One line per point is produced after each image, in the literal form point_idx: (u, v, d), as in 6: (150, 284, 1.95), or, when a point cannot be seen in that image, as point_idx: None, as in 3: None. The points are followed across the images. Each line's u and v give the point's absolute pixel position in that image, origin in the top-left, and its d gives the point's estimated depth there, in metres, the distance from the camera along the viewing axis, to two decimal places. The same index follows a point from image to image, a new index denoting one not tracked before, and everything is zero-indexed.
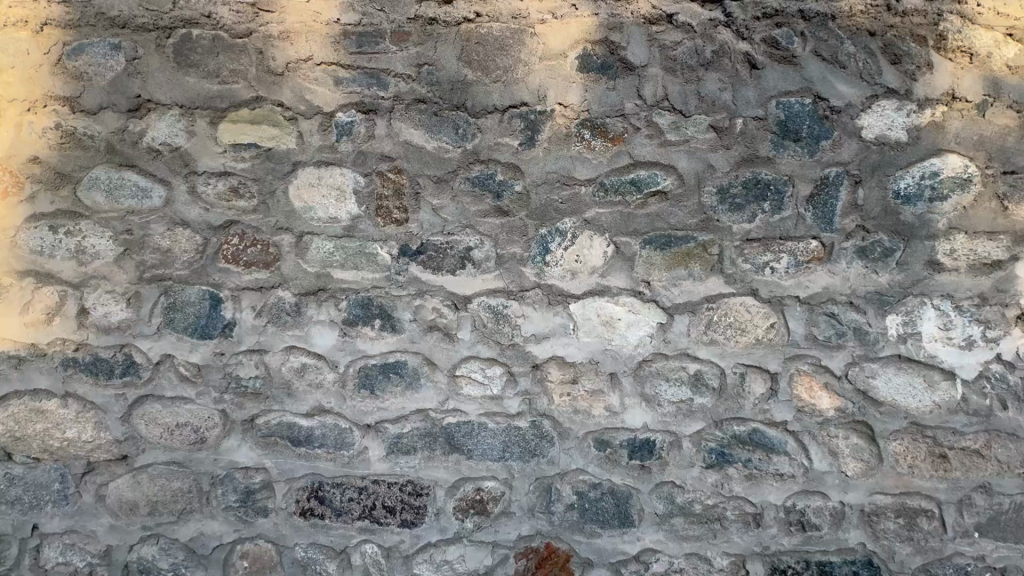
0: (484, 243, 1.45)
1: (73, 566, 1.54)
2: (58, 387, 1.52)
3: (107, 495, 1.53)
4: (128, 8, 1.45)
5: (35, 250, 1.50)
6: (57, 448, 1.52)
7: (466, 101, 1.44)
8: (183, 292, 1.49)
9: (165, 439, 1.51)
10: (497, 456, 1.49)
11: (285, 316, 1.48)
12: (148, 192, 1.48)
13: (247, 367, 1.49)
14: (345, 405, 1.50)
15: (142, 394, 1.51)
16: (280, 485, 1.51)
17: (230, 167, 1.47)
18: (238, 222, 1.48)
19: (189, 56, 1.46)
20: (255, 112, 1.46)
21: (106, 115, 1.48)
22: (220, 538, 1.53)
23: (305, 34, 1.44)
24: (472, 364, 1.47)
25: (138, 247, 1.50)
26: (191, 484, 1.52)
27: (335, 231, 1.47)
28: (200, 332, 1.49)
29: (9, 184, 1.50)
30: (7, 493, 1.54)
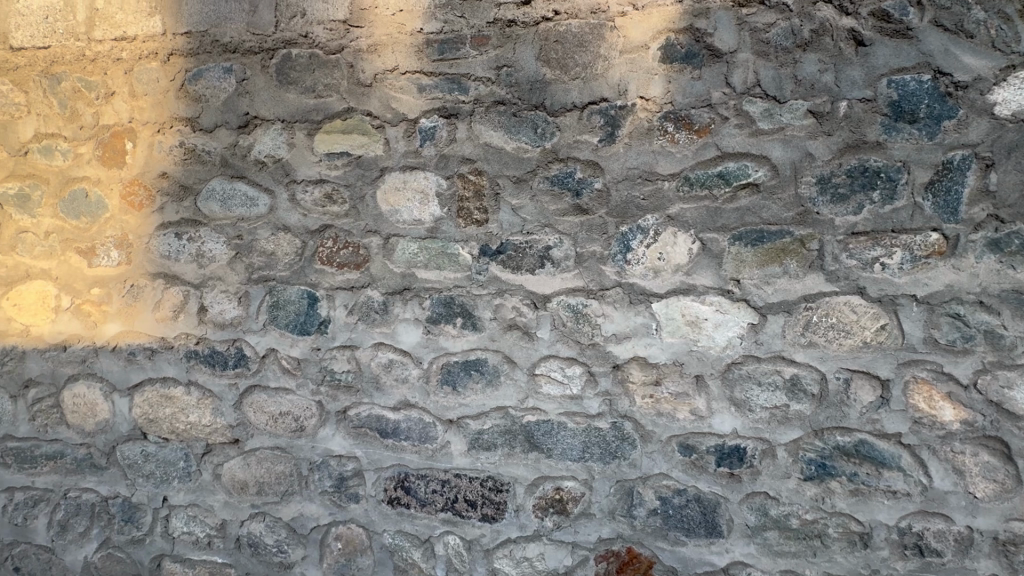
0: (564, 241, 1.45)
1: (196, 535, 1.74)
2: (182, 375, 1.71)
3: (222, 474, 1.70)
4: (238, 34, 1.61)
5: (164, 254, 1.70)
6: (181, 430, 1.71)
7: (545, 101, 1.44)
8: (285, 292, 1.63)
9: (270, 426, 1.65)
10: (577, 457, 1.48)
11: (374, 314, 1.57)
12: (255, 200, 1.63)
13: (340, 362, 1.59)
14: (429, 400, 1.55)
15: (251, 385, 1.66)
16: (369, 473, 1.60)
17: (324, 175, 1.58)
18: (332, 226, 1.58)
19: (289, 74, 1.58)
20: (346, 122, 1.55)
21: (221, 132, 1.64)
22: (317, 519, 1.65)
23: (391, 46, 1.52)
24: (552, 363, 1.47)
25: (247, 251, 1.65)
26: (292, 468, 1.65)
27: (419, 233, 1.53)
28: (300, 329, 1.62)
29: (143, 197, 1.71)
30: (143, 467, 1.76)
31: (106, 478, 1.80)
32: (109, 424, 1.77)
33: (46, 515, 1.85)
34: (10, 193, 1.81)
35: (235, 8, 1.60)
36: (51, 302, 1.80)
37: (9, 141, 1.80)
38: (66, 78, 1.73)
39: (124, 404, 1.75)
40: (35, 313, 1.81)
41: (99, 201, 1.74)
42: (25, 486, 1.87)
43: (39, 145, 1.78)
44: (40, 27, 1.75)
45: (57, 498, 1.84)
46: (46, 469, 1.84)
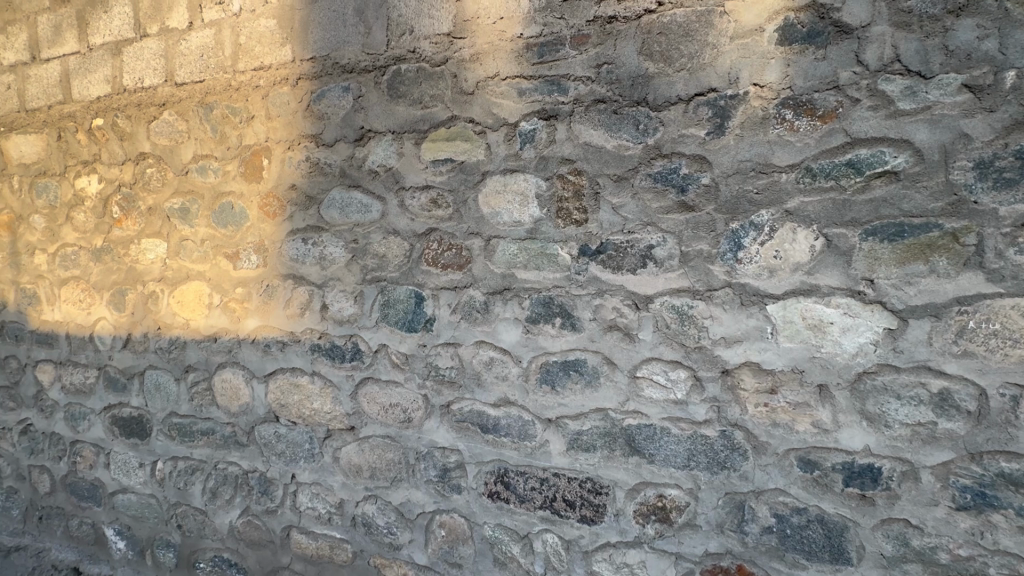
0: (667, 240, 1.40)
1: (318, 511, 1.92)
2: (308, 366, 1.90)
3: (341, 458, 1.87)
4: (355, 55, 1.76)
5: (293, 257, 1.91)
6: (307, 415, 1.91)
7: (647, 96, 1.40)
8: (395, 291, 1.74)
9: (382, 416, 1.78)
10: (681, 464, 1.42)
11: (475, 313, 1.62)
12: (369, 207, 1.77)
13: (444, 358, 1.67)
14: (528, 399, 1.58)
15: (366, 377, 1.80)
16: (471, 467, 1.67)
17: (430, 181, 1.67)
18: (437, 229, 1.67)
19: (399, 89, 1.69)
20: (450, 130, 1.63)
21: (340, 146, 1.80)
22: (423, 506, 1.75)
23: (492, 53, 1.56)
24: (655, 365, 1.42)
25: (362, 254, 1.79)
26: (401, 456, 1.77)
27: (519, 234, 1.56)
28: (408, 326, 1.72)
29: (276, 207, 1.93)
30: (276, 446, 1.98)
31: (246, 454, 2.05)
32: (249, 407, 2.02)
33: (201, 482, 2.16)
34: (175, 207, 2.14)
35: (352, 32, 1.75)
36: (205, 300, 2.09)
37: (175, 163, 2.13)
38: (217, 106, 2.01)
39: (261, 389, 1.99)
40: (193, 308, 2.12)
41: (241, 212, 1.99)
42: (186, 456, 2.19)
43: (196, 165, 2.08)
44: (198, 64, 2.04)
45: (209, 468, 2.14)
46: (201, 443, 2.14)
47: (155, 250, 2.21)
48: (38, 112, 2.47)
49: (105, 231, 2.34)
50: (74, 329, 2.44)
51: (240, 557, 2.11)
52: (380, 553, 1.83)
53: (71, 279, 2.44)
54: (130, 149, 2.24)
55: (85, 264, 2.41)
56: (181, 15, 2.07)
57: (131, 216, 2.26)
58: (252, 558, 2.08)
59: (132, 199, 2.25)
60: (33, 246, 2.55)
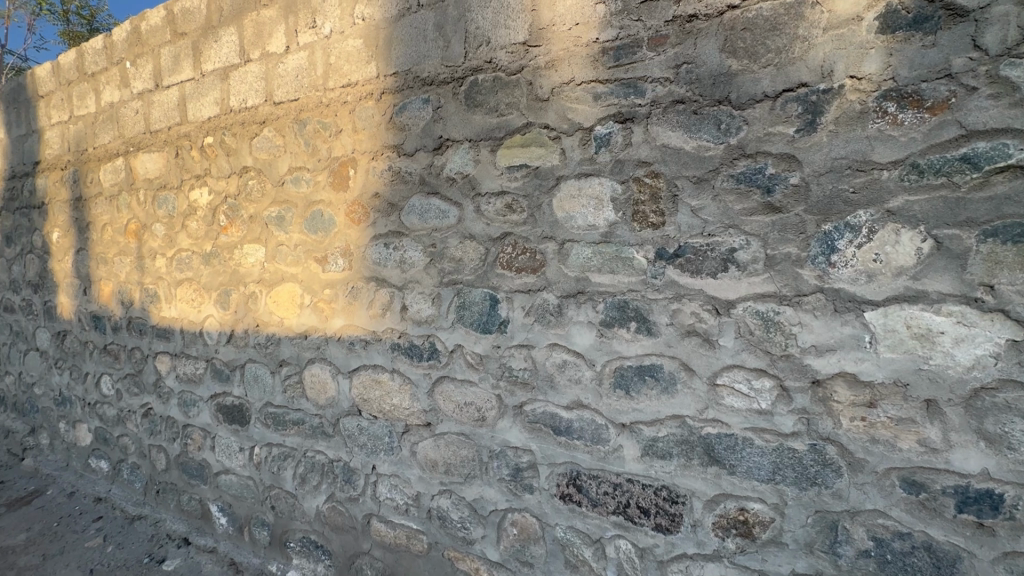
0: (751, 243, 1.34)
1: (396, 502, 2.03)
2: (388, 363, 2.01)
3: (418, 452, 1.96)
4: (435, 68, 1.84)
5: (376, 261, 2.03)
6: (387, 410, 2.01)
7: (730, 94, 1.36)
8: (470, 294, 1.80)
9: (457, 414, 1.84)
10: (765, 477, 1.36)
11: (549, 315, 1.64)
12: (447, 212, 1.84)
13: (517, 360, 1.70)
14: (602, 403, 1.57)
15: (442, 376, 1.87)
16: (543, 468, 1.69)
17: (505, 187, 1.71)
18: (512, 233, 1.71)
19: (476, 98, 1.76)
20: (525, 136, 1.66)
21: (420, 155, 1.89)
22: (496, 504, 1.79)
23: (567, 59, 1.58)
24: (737, 373, 1.37)
25: (440, 257, 1.87)
26: (474, 453, 1.82)
27: (594, 237, 1.56)
28: (483, 327, 1.77)
29: (361, 214, 2.06)
30: (358, 438, 2.11)
31: (332, 444, 2.20)
32: (335, 400, 2.16)
33: (292, 468, 2.35)
34: (273, 215, 2.35)
35: (432, 46, 1.84)
36: (297, 300, 2.27)
37: (273, 175, 2.34)
38: (310, 122, 2.18)
39: (346, 384, 2.13)
40: (287, 308, 2.31)
41: (330, 219, 2.15)
42: (279, 443, 2.39)
43: (291, 176, 2.27)
44: (293, 84, 2.23)
45: (299, 455, 2.32)
46: (292, 431, 2.33)
47: (256, 254, 2.43)
48: (160, 133, 2.80)
49: (213, 237, 2.61)
50: (187, 324, 2.73)
51: (325, 540, 2.26)
52: (453, 546, 1.90)
53: (185, 280, 2.75)
54: (235, 164, 2.48)
55: (196, 267, 2.69)
56: (279, 40, 2.27)
57: (236, 224, 2.50)
58: (336, 541, 2.23)
59: (236, 209, 2.50)
60: (154, 251, 2.90)
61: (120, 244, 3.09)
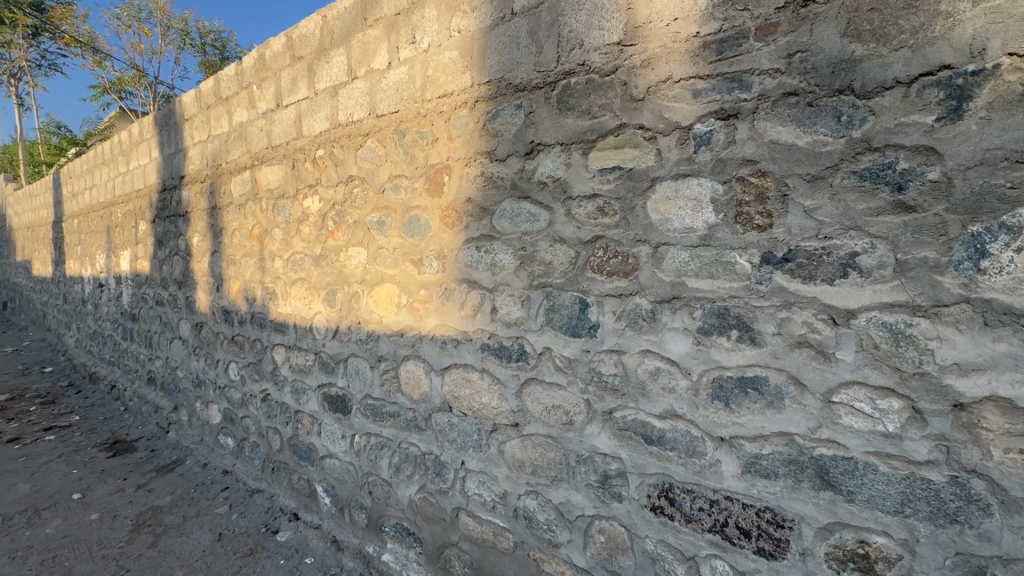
0: (877, 246, 1.21)
1: (484, 498, 2.08)
2: (477, 363, 2.06)
3: (505, 451, 1.99)
4: (528, 74, 1.87)
5: (468, 264, 2.09)
6: (477, 408, 2.07)
7: (853, 83, 1.23)
8: (559, 297, 1.79)
9: (544, 417, 1.85)
10: (891, 509, 1.22)
11: (642, 321, 1.59)
12: (537, 216, 1.85)
13: (607, 365, 1.67)
14: (698, 414, 1.50)
15: (530, 377, 1.88)
16: (633, 477, 1.64)
17: (597, 189, 1.69)
18: (603, 236, 1.68)
19: (569, 102, 1.76)
20: (618, 138, 1.63)
21: (511, 160, 1.93)
22: (583, 509, 1.77)
23: (664, 56, 1.53)
24: (857, 391, 1.24)
25: (529, 260, 1.88)
26: (562, 457, 1.82)
27: (692, 240, 1.49)
28: (572, 331, 1.75)
29: (454, 218, 2.14)
30: (449, 434, 2.20)
31: (424, 437, 2.31)
32: (428, 395, 2.27)
33: (388, 457, 2.50)
34: (374, 220, 2.52)
35: (525, 53, 1.87)
36: (395, 300, 2.42)
37: (375, 183, 2.51)
38: (409, 132, 2.31)
39: (438, 381, 2.22)
40: (386, 307, 2.47)
41: (426, 223, 2.26)
42: (376, 433, 2.56)
43: (392, 184, 2.42)
44: (394, 97, 2.38)
45: (394, 446, 2.47)
46: (388, 423, 2.48)
47: (359, 256, 2.62)
48: (280, 148, 3.12)
49: (323, 241, 2.86)
50: (299, 320, 3.02)
51: (417, 528, 2.39)
52: (539, 547, 1.91)
53: (298, 280, 3.04)
54: (342, 173, 2.70)
55: (308, 268, 2.96)
56: (382, 57, 2.44)
57: (342, 229, 2.72)
58: (426, 530, 2.34)
59: (343, 215, 2.72)
60: (273, 253, 3.24)
61: (246, 247, 3.49)
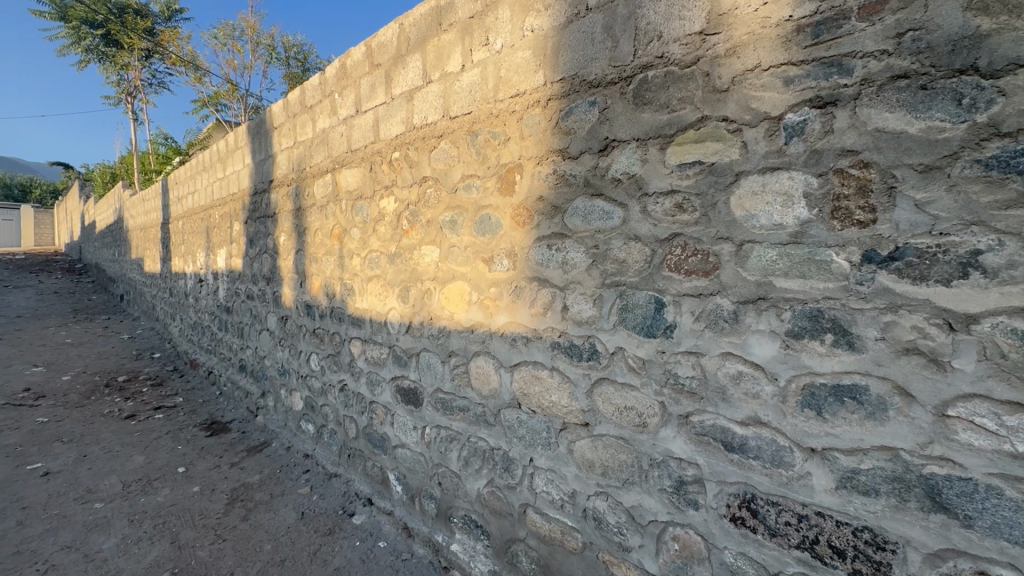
0: (1006, 243, 1.09)
1: (552, 496, 2.09)
2: (547, 361, 2.06)
3: (575, 450, 1.98)
4: (602, 69, 1.84)
5: (538, 262, 2.09)
6: (546, 406, 2.08)
7: (978, 61, 1.11)
8: (634, 296, 1.74)
9: (616, 417, 1.82)
10: (1019, 539, 1.10)
11: (723, 322, 1.52)
12: (611, 214, 1.82)
13: (684, 367, 1.61)
14: (786, 422, 1.41)
15: (601, 377, 1.86)
16: (712, 485, 1.58)
17: (676, 185, 1.63)
18: (681, 234, 1.62)
19: (646, 96, 1.71)
20: (699, 131, 1.57)
21: (584, 157, 1.90)
22: (655, 515, 1.72)
23: (752, 43, 1.45)
24: (979, 405, 1.12)
25: (602, 259, 1.85)
26: (634, 459, 1.78)
27: (781, 237, 1.41)
28: (646, 331, 1.71)
29: (525, 217, 2.15)
30: (518, 430, 2.22)
31: (493, 432, 2.35)
32: (497, 392, 2.30)
33: (457, 450, 2.57)
34: (447, 219, 2.59)
35: (600, 48, 1.85)
36: (465, 297, 2.47)
37: (448, 184, 2.58)
38: (482, 133, 2.35)
39: (507, 378, 2.25)
40: (457, 304, 2.53)
41: (497, 222, 2.29)
42: (446, 426, 2.63)
43: (464, 183, 2.47)
44: (467, 99, 2.43)
45: (463, 439, 2.53)
46: (458, 417, 2.54)
47: (432, 254, 2.71)
48: (359, 152, 3.29)
49: (397, 240, 2.98)
50: (375, 315, 3.17)
51: (485, 521, 2.43)
52: (609, 549, 1.88)
53: (375, 276, 3.19)
54: (417, 174, 2.80)
55: (383, 265, 3.10)
56: (456, 60, 2.50)
57: (416, 228, 2.82)
58: (494, 524, 2.38)
59: (416, 214, 2.82)
60: (351, 252, 3.42)
61: (326, 246, 3.71)
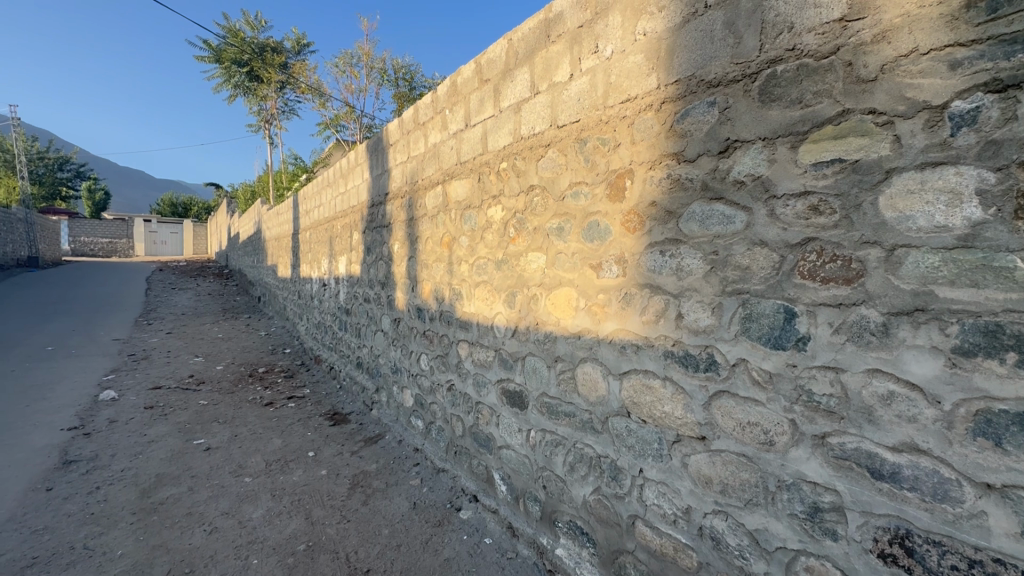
0: None
1: (664, 510, 2.02)
2: (660, 370, 2.00)
3: (690, 465, 1.90)
4: (723, 67, 1.76)
5: (650, 268, 2.04)
6: (658, 416, 2.02)
7: None
8: (759, 305, 1.64)
9: (738, 433, 1.72)
10: None
11: (869, 335, 1.38)
12: (733, 218, 1.73)
13: (820, 384, 1.48)
14: (951, 452, 1.25)
15: (720, 390, 1.76)
16: (854, 515, 1.44)
17: (810, 186, 1.51)
18: (817, 238, 1.50)
19: (774, 92, 1.61)
20: (840, 127, 1.45)
21: (702, 160, 1.83)
22: (784, 541, 1.60)
23: (907, 26, 1.31)
24: None
25: (722, 265, 1.76)
26: (758, 479, 1.67)
27: (945, 241, 1.26)
28: (774, 343, 1.59)
29: (636, 223, 2.11)
30: (627, 439, 2.18)
31: (601, 440, 2.34)
32: (606, 399, 2.29)
33: (563, 455, 2.59)
34: (554, 226, 2.64)
35: (720, 46, 1.77)
36: (573, 303, 2.49)
37: (555, 191, 2.63)
38: (591, 140, 2.36)
39: (616, 386, 2.22)
40: (564, 310, 2.55)
41: (606, 228, 2.28)
42: (552, 430, 2.66)
43: (572, 191, 2.50)
44: (576, 108, 2.46)
45: (569, 444, 2.54)
46: (564, 422, 2.56)
47: (538, 261, 2.77)
48: (468, 164, 3.47)
49: (505, 247, 3.09)
50: (482, 319, 3.31)
51: (591, 529, 2.42)
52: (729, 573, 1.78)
53: (482, 282, 3.33)
54: (524, 183, 2.89)
55: (491, 271, 3.23)
56: (564, 70, 2.54)
57: (523, 235, 2.91)
58: (601, 533, 2.36)
59: (523, 222, 2.90)
60: (460, 258, 3.61)
61: (436, 253, 3.95)
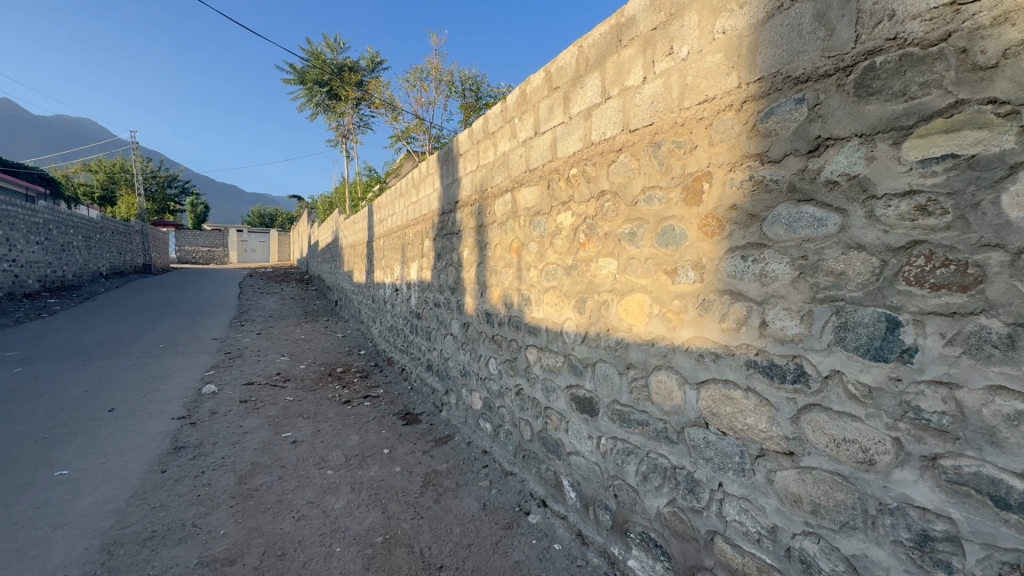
0: None
1: (746, 528, 1.93)
2: (742, 381, 1.91)
3: (776, 481, 1.80)
4: (813, 62, 1.67)
5: (730, 274, 1.97)
6: (739, 429, 1.93)
7: None
8: (856, 313, 1.53)
9: (831, 450, 1.61)
10: None
11: (991, 348, 1.25)
12: (825, 221, 1.63)
13: (930, 400, 1.36)
14: None
15: (811, 403, 1.66)
16: (973, 547, 1.30)
17: (916, 185, 1.40)
18: (925, 241, 1.38)
19: (873, 85, 1.51)
20: (952, 119, 1.33)
21: (789, 160, 1.74)
22: (887, 569, 1.49)
23: None
24: None
25: (812, 270, 1.66)
26: (855, 501, 1.55)
27: None
28: (875, 354, 1.48)
29: (715, 227, 2.04)
30: (705, 451, 2.11)
31: (676, 451, 2.27)
32: (681, 409, 2.22)
33: (635, 464, 2.54)
34: (626, 232, 2.61)
35: (810, 40, 1.68)
36: (646, 310, 2.44)
37: (628, 196, 2.60)
38: (665, 143, 2.32)
39: (693, 395, 2.15)
40: (636, 316, 2.51)
41: (682, 233, 2.22)
42: (624, 438, 2.62)
43: (645, 196, 2.46)
44: (649, 111, 2.42)
45: (642, 453, 2.49)
46: (636, 431, 2.52)
47: (610, 266, 2.75)
48: (537, 171, 3.51)
49: (574, 253, 3.09)
50: (551, 325, 3.33)
51: (666, 542, 2.35)
52: None
53: (551, 288, 3.35)
54: (594, 189, 2.88)
55: (560, 277, 3.24)
56: (637, 74, 2.52)
57: (593, 241, 2.90)
58: (676, 546, 2.29)
59: (594, 227, 2.90)
60: (529, 264, 3.65)
61: (505, 259, 4.02)
